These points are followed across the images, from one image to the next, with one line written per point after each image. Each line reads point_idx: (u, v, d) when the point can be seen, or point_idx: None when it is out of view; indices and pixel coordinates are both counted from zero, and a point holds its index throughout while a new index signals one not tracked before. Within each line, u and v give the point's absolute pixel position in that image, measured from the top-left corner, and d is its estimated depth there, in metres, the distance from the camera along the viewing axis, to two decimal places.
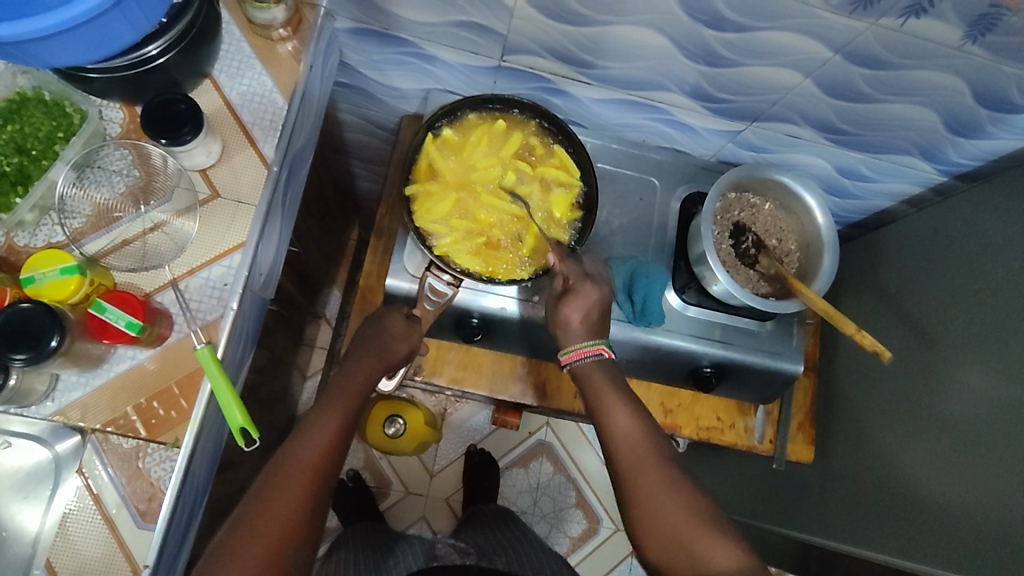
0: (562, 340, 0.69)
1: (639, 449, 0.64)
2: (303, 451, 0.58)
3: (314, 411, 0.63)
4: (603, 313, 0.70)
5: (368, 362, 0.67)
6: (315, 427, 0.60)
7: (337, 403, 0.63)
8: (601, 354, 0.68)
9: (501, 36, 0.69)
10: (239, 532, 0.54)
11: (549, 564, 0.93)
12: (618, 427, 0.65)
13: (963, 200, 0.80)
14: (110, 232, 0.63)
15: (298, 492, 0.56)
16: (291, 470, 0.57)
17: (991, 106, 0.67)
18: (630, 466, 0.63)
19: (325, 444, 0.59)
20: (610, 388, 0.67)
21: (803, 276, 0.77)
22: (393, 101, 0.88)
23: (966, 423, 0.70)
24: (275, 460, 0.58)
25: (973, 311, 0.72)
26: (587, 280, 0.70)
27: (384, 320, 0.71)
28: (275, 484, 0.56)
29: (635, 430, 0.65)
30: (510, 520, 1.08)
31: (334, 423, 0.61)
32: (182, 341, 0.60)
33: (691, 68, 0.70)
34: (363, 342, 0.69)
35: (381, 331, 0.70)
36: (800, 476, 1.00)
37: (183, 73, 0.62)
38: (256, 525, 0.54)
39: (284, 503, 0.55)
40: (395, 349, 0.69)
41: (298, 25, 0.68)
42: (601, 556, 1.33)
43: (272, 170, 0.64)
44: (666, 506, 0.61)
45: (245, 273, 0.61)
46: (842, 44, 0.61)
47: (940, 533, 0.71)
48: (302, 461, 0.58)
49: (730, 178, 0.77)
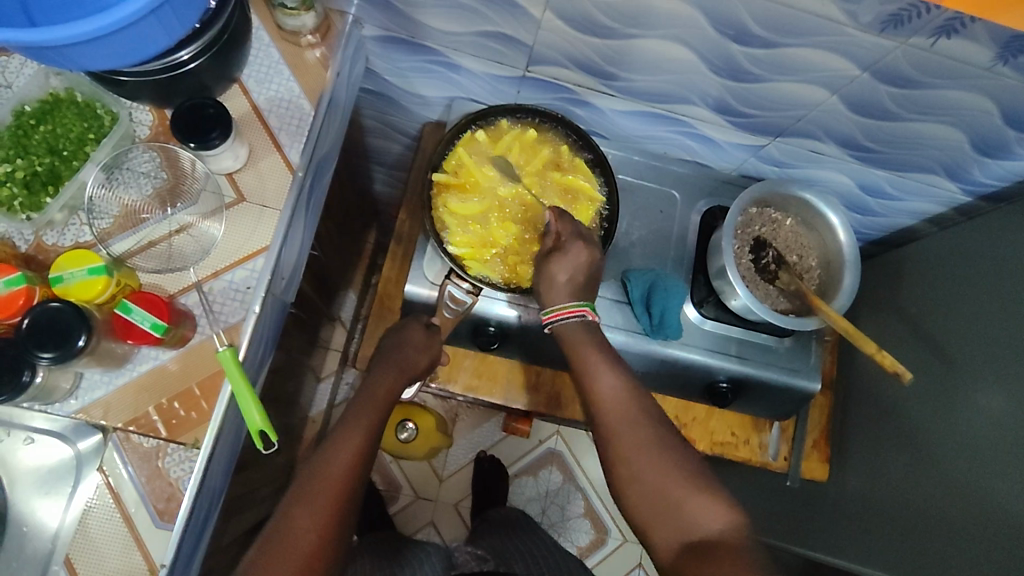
0: (545, 298, 0.67)
1: (626, 412, 0.61)
2: (329, 467, 0.58)
3: (336, 429, 0.62)
4: (592, 273, 0.67)
5: (390, 376, 0.68)
6: (341, 443, 0.60)
7: (362, 416, 0.63)
8: (584, 316, 0.66)
9: (527, 47, 0.69)
10: (272, 543, 0.54)
11: (568, 568, 0.93)
12: (601, 388, 0.62)
13: (986, 220, 0.79)
14: (136, 233, 0.63)
15: (325, 505, 0.56)
16: (318, 485, 0.57)
17: (1018, 127, 0.66)
18: (610, 424, 0.61)
19: (350, 459, 0.59)
20: (594, 349, 0.64)
21: (822, 293, 0.77)
22: (415, 108, 0.88)
23: (988, 447, 0.69)
24: (301, 476, 0.58)
25: (995, 333, 0.72)
26: (578, 239, 0.67)
27: (405, 332, 0.72)
28: (302, 499, 0.56)
29: (617, 396, 0.62)
30: (527, 526, 1.08)
31: (360, 435, 0.61)
32: (204, 343, 0.61)
33: (716, 82, 0.70)
34: (383, 355, 0.70)
35: (400, 343, 0.71)
36: (815, 494, 0.99)
37: (214, 79, 0.63)
38: (284, 542, 0.54)
39: (311, 517, 0.55)
40: (415, 360, 0.70)
41: (327, 33, 0.69)
42: (621, 556, 1.33)
43: (298, 175, 0.65)
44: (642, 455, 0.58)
45: (269, 277, 0.62)
46: (870, 63, 0.61)
47: (954, 557, 0.70)
48: (328, 478, 0.57)
49: (752, 193, 0.77)
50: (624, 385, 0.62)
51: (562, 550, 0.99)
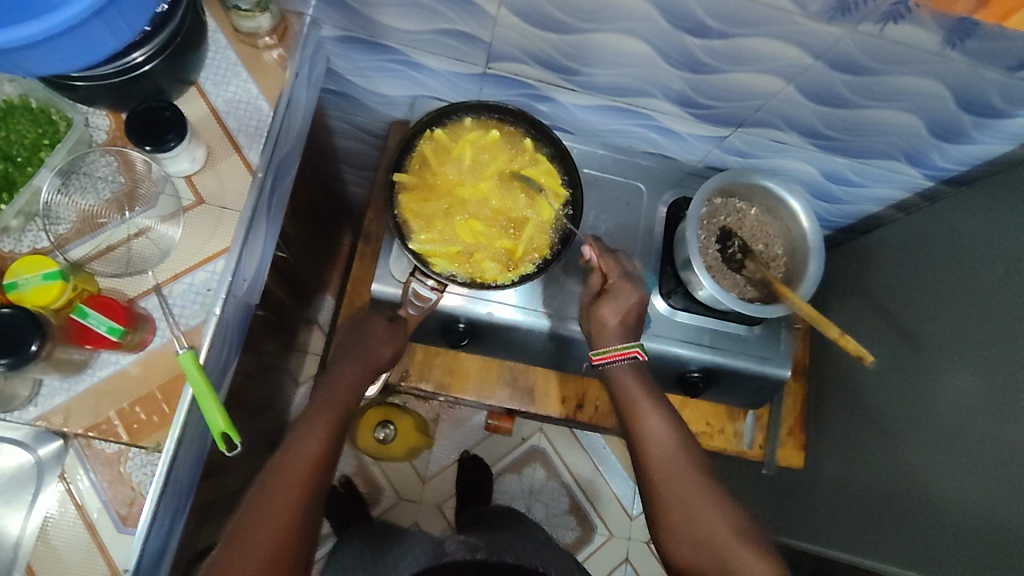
0: (595, 339, 0.72)
1: (671, 458, 0.65)
2: (295, 461, 0.59)
3: (300, 422, 0.62)
4: (640, 315, 0.73)
5: (353, 369, 0.68)
6: (303, 438, 0.60)
7: (328, 408, 0.63)
8: (635, 356, 0.70)
9: (485, 44, 0.70)
10: (234, 544, 0.54)
11: (557, 564, 0.94)
12: (647, 430, 0.67)
13: (950, 204, 0.80)
14: (94, 239, 0.63)
15: (292, 501, 0.56)
16: (279, 483, 0.57)
17: (974, 112, 0.67)
18: (656, 471, 0.65)
19: (313, 452, 0.59)
20: (642, 392, 0.69)
21: (789, 280, 0.77)
22: (381, 108, 0.89)
23: (957, 428, 0.70)
24: (265, 473, 0.58)
25: (963, 317, 0.72)
26: (627, 281, 0.73)
27: (369, 325, 0.72)
28: (263, 498, 0.56)
29: (665, 441, 0.67)
30: (517, 521, 1.07)
31: (322, 429, 0.61)
32: (164, 347, 0.61)
33: (674, 74, 0.70)
34: (346, 349, 0.71)
35: (361, 336, 0.71)
36: (790, 480, 1.00)
37: (169, 81, 0.63)
38: (246, 540, 0.54)
39: (275, 511, 0.56)
40: (380, 352, 0.70)
41: (284, 34, 0.70)
42: (609, 551, 1.33)
43: (257, 177, 0.65)
44: (688, 497, 0.63)
45: (229, 279, 0.62)
46: (822, 51, 0.61)
47: (932, 538, 0.70)
48: (291, 474, 0.58)
49: (716, 183, 0.77)
50: (667, 425, 0.68)
51: (553, 547, 0.99)
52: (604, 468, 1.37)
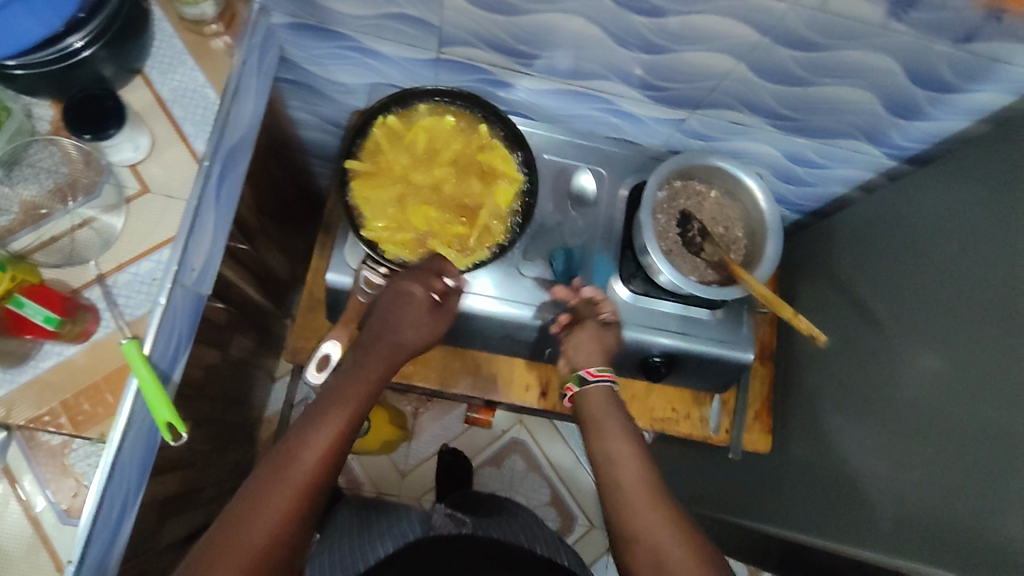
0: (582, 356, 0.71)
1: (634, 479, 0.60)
2: (297, 464, 0.57)
3: (311, 418, 0.60)
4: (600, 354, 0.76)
5: (378, 362, 0.65)
6: (312, 437, 0.58)
7: (340, 405, 0.61)
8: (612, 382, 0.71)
9: (434, 28, 0.69)
10: (223, 538, 0.53)
11: (545, 540, 0.94)
12: (611, 453, 0.63)
13: (911, 183, 0.79)
14: (36, 231, 0.62)
15: (286, 506, 0.55)
16: (280, 483, 0.55)
17: (927, 87, 0.66)
18: (617, 496, 0.60)
19: (322, 454, 0.58)
20: (611, 418, 0.66)
21: (748, 263, 0.77)
22: (341, 97, 0.88)
23: (917, 407, 0.69)
24: (270, 465, 0.57)
25: (924, 297, 0.71)
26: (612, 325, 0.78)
27: (406, 305, 0.67)
28: (263, 495, 0.55)
29: (631, 462, 0.61)
30: (508, 510, 1.03)
31: (333, 431, 0.59)
32: (108, 337, 0.60)
33: (628, 56, 0.69)
34: (374, 326, 0.67)
35: (391, 318, 0.67)
36: (756, 465, 0.99)
37: (111, 69, 0.62)
38: (237, 537, 0.53)
39: (268, 517, 0.54)
40: (407, 343, 0.67)
41: (231, 22, 0.69)
42: (588, 543, 1.33)
43: (203, 164, 0.64)
44: (650, 521, 0.57)
45: (174, 268, 0.61)
46: (769, 27, 0.61)
47: (891, 517, 0.69)
48: (295, 475, 0.56)
49: (673, 165, 0.77)
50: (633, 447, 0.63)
51: (543, 528, 0.98)
52: (584, 458, 1.37)
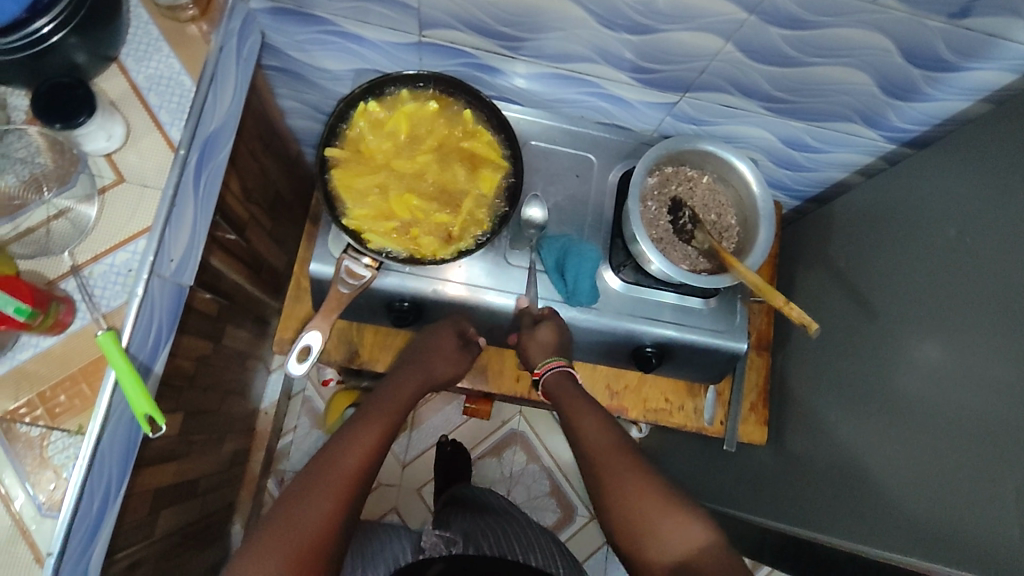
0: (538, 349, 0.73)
1: (602, 443, 0.65)
2: (343, 461, 0.61)
3: (353, 424, 0.65)
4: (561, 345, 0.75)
5: (414, 379, 0.72)
6: (357, 437, 0.63)
7: (382, 413, 0.67)
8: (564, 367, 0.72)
9: (414, 10, 0.67)
10: (275, 526, 0.57)
11: (541, 548, 0.92)
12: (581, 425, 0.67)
13: (910, 166, 0.77)
14: (12, 222, 0.61)
15: (333, 500, 0.59)
16: (327, 477, 0.60)
17: (922, 65, 0.64)
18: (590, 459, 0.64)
19: (365, 453, 0.62)
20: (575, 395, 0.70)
21: (740, 250, 0.75)
22: (327, 83, 0.87)
23: (912, 398, 0.67)
24: (317, 460, 0.62)
25: (920, 284, 0.69)
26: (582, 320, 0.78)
27: (441, 335, 0.76)
28: (312, 488, 0.59)
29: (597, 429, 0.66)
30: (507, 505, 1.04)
31: (376, 433, 0.64)
32: (84, 329, 0.60)
33: (612, 36, 0.67)
34: (412, 356, 0.75)
35: (427, 350, 0.75)
36: (752, 456, 0.98)
37: (85, 57, 0.61)
38: (288, 526, 0.57)
39: (309, 519, 0.58)
40: (441, 370, 0.75)
41: (207, 7, 0.68)
42: (583, 536, 1.33)
43: (179, 153, 0.64)
44: (614, 482, 0.61)
45: (150, 258, 0.61)
46: (754, 4, 0.58)
47: (885, 510, 0.68)
48: (341, 470, 0.61)
49: (664, 151, 0.74)
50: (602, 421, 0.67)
51: (534, 528, 0.98)
52: None
